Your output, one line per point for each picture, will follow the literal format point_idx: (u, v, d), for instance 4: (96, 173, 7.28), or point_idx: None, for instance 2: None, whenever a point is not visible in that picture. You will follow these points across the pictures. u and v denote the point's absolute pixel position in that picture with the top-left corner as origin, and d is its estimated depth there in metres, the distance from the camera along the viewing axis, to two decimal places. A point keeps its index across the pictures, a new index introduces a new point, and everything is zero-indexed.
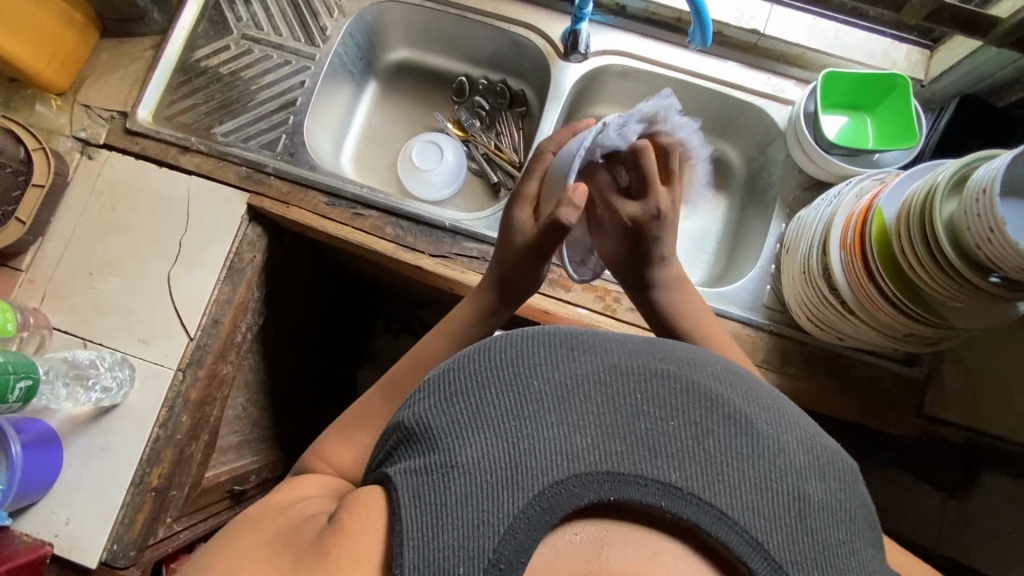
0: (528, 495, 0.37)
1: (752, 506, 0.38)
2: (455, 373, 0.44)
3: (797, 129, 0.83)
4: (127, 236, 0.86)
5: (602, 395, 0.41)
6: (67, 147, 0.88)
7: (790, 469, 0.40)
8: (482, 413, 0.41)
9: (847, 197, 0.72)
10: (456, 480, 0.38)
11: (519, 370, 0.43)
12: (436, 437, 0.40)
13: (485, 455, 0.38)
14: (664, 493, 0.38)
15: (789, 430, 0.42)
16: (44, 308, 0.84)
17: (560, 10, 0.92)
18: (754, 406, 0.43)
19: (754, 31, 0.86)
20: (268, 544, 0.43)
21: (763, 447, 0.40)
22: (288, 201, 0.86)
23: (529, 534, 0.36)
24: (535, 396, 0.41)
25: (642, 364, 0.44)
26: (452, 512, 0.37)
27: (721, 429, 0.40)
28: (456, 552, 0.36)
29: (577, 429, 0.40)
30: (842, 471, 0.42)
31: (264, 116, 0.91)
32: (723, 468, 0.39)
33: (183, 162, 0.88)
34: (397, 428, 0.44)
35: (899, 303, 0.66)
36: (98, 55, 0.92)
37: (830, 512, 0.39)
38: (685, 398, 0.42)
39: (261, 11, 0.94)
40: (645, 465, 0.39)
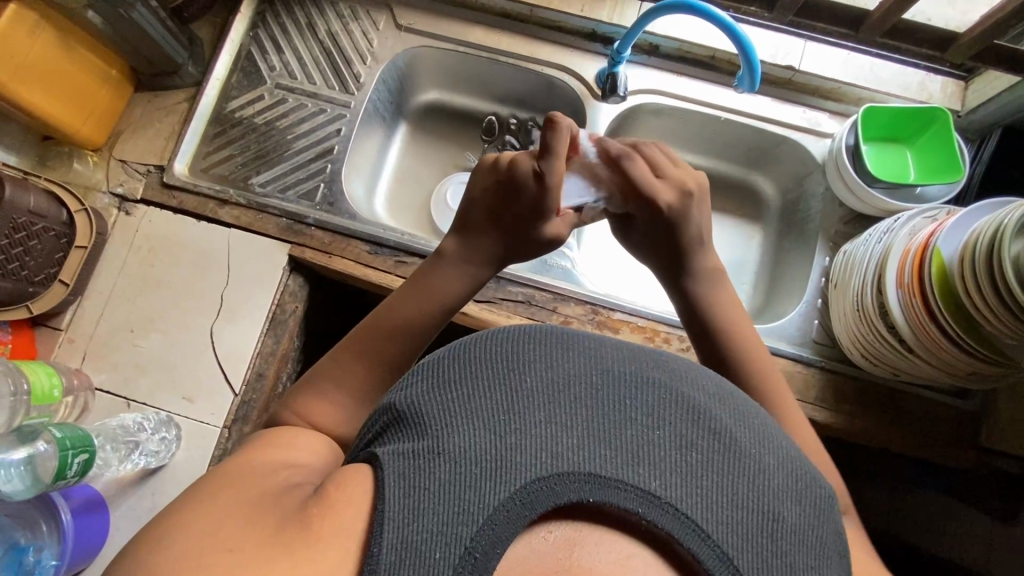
0: (509, 489, 0.36)
1: (727, 523, 0.37)
2: (453, 364, 0.43)
3: (838, 163, 0.83)
4: (167, 291, 0.85)
5: (592, 396, 0.41)
6: (104, 204, 0.87)
7: (767, 490, 0.39)
8: (473, 404, 0.40)
9: (900, 233, 0.72)
10: (440, 465, 0.37)
11: (513, 365, 0.42)
12: (426, 422, 0.40)
13: (472, 445, 0.37)
14: (641, 500, 0.37)
15: (771, 452, 0.41)
16: (85, 368, 0.82)
17: (593, 52, 0.93)
18: (741, 426, 0.42)
19: (789, 67, 0.86)
20: (247, 507, 0.39)
21: (745, 466, 0.39)
22: (330, 251, 0.86)
23: (505, 528, 0.35)
24: (526, 393, 0.40)
25: (636, 370, 0.43)
26: (431, 500, 0.36)
27: (705, 442, 0.40)
28: (434, 538, 0.34)
29: (565, 428, 0.39)
30: (822, 500, 0.41)
31: (302, 165, 0.90)
32: (702, 481, 0.38)
33: (221, 215, 0.87)
34: (388, 410, 0.43)
35: (963, 343, 0.65)
36: (132, 109, 0.92)
37: (802, 536, 0.38)
38: (672, 407, 0.41)
39: (294, 60, 0.94)
40: (625, 470, 0.37)
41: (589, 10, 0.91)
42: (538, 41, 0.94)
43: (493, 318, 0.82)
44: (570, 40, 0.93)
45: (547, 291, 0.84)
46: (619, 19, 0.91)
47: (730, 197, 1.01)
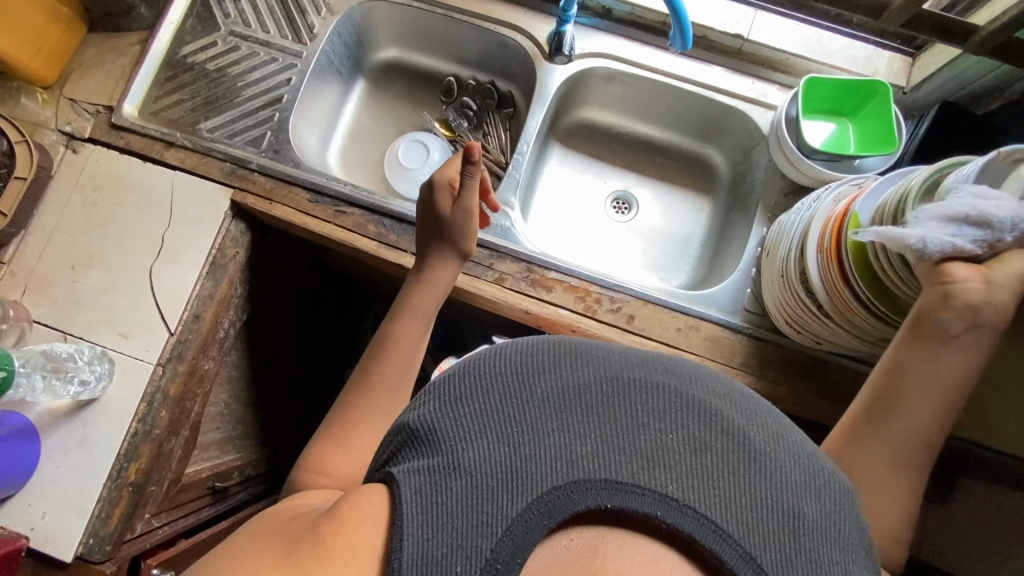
0: (527, 498, 0.38)
1: (748, 522, 0.38)
2: (463, 378, 0.45)
3: (778, 135, 0.84)
4: (109, 230, 0.86)
5: (602, 404, 0.42)
6: (52, 140, 0.88)
7: (787, 487, 0.40)
8: (485, 418, 0.42)
9: (826, 201, 0.73)
10: (458, 479, 0.39)
11: (523, 377, 0.44)
12: (441, 438, 0.42)
13: (487, 458, 0.40)
14: (660, 504, 0.38)
15: (788, 450, 0.42)
16: (25, 300, 0.83)
17: (546, 12, 0.92)
18: (753, 424, 0.43)
19: (738, 36, 0.87)
20: (269, 538, 0.46)
21: (761, 465, 0.40)
22: (271, 198, 0.86)
23: (526, 537, 0.37)
24: (538, 404, 0.42)
25: (644, 376, 0.45)
26: (452, 513, 0.38)
27: (719, 444, 0.41)
28: (455, 550, 0.37)
29: (577, 437, 0.40)
30: (839, 493, 0.42)
31: (250, 112, 0.91)
32: (719, 482, 0.39)
33: (167, 158, 0.88)
34: (403, 430, 0.45)
35: (876, 310, 0.66)
36: (85, 49, 0.92)
37: (825, 532, 0.39)
38: (682, 413, 0.42)
39: (249, 8, 0.94)
40: (642, 475, 0.39)
41: None
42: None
43: None
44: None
45: (483, 247, 0.85)
46: None
47: (682, 169, 1.03)
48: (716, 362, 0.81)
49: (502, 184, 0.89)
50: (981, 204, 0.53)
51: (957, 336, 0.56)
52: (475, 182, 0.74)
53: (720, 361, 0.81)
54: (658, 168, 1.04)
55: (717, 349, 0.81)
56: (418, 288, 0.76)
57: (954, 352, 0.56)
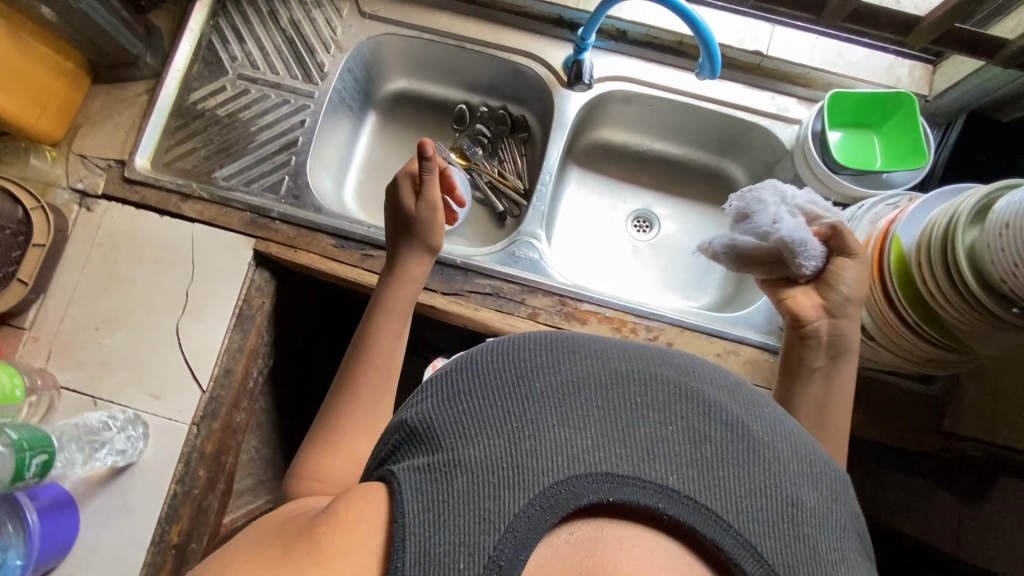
0: (529, 494, 0.35)
1: (749, 512, 0.36)
2: (460, 374, 0.43)
3: (804, 150, 0.84)
4: (131, 288, 0.84)
5: (602, 397, 0.40)
6: (64, 199, 0.86)
7: (786, 476, 0.38)
8: (484, 412, 0.40)
9: (862, 220, 0.73)
10: (458, 476, 0.36)
11: (520, 371, 0.42)
12: (438, 435, 0.39)
13: (487, 454, 0.37)
14: (662, 495, 0.37)
15: (785, 440, 0.41)
16: (50, 367, 0.82)
17: (560, 37, 0.90)
18: (751, 413, 0.42)
19: (757, 52, 0.86)
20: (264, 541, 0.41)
21: (761, 455, 0.39)
22: (295, 245, 0.85)
23: (529, 534, 0.35)
24: (537, 398, 0.40)
25: (643, 368, 0.43)
26: (452, 509, 0.35)
27: (719, 434, 0.39)
28: (456, 548, 0.34)
29: (578, 430, 0.38)
30: (835, 481, 0.41)
31: (266, 158, 0.89)
32: (721, 473, 0.38)
33: (185, 210, 0.86)
34: (399, 427, 0.43)
35: (921, 329, 0.66)
36: (91, 102, 0.89)
37: (824, 521, 0.38)
38: (682, 403, 0.41)
39: (256, 49, 0.92)
40: (643, 468, 0.37)
41: None
42: (505, 27, 0.91)
43: (461, 312, 0.82)
44: (536, 25, 0.91)
45: (514, 283, 0.84)
46: (585, 4, 0.88)
47: (701, 184, 1.02)
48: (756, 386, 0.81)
49: (527, 216, 0.88)
50: (774, 228, 0.69)
51: (820, 367, 0.67)
52: (435, 177, 0.72)
53: (761, 384, 0.80)
54: (678, 185, 1.03)
55: (759, 373, 0.81)
56: (393, 285, 0.73)
57: (821, 383, 0.66)
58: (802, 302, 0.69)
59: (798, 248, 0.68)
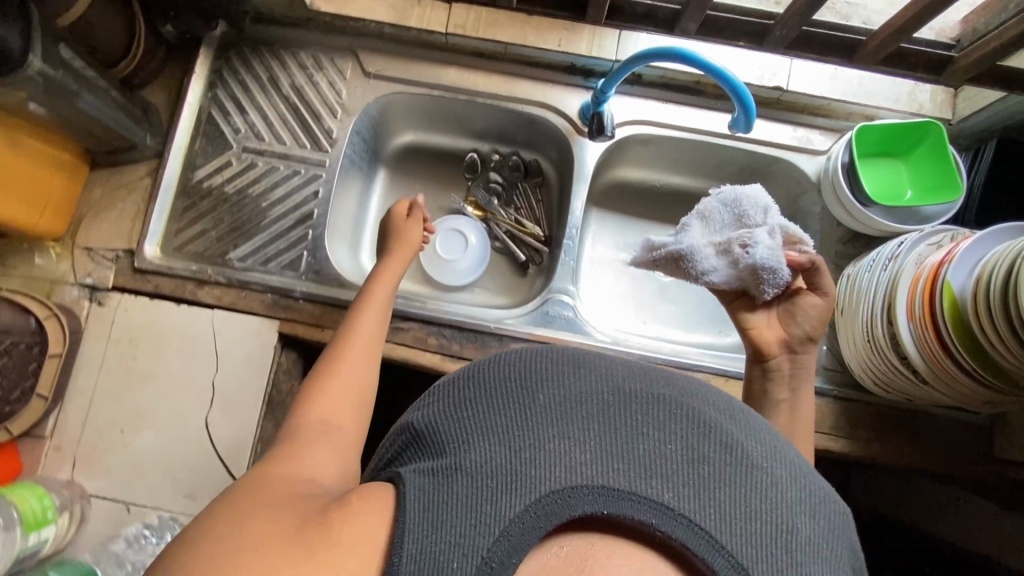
0: (525, 501, 0.37)
1: (741, 534, 0.37)
2: (472, 385, 0.45)
3: (834, 184, 0.82)
4: (154, 384, 0.80)
5: (603, 412, 0.42)
6: (74, 296, 0.82)
7: (782, 503, 0.39)
8: (488, 421, 0.41)
9: (907, 261, 0.72)
10: (459, 479, 0.38)
11: (526, 386, 0.44)
12: (445, 441, 0.41)
13: (488, 459, 0.39)
14: (654, 512, 0.38)
15: (785, 468, 0.42)
16: (77, 476, 0.78)
17: (573, 84, 0.88)
18: (753, 440, 0.43)
19: (777, 88, 0.84)
20: (276, 505, 0.40)
21: (756, 480, 0.40)
22: (322, 325, 0.82)
23: (522, 538, 0.36)
24: (539, 410, 0.42)
25: (646, 388, 0.44)
26: (450, 510, 0.36)
27: (717, 455, 0.40)
28: (451, 548, 0.35)
29: (577, 443, 0.40)
30: (835, 515, 0.41)
31: (281, 234, 0.86)
32: (715, 494, 0.39)
33: (202, 296, 0.83)
34: (410, 433, 0.45)
35: (979, 375, 0.65)
36: (91, 190, 0.85)
37: (815, 548, 0.38)
38: (682, 423, 0.42)
39: (259, 119, 0.88)
40: (638, 483, 0.39)
41: (566, 44, 0.85)
42: (517, 78, 0.88)
43: None
44: (548, 74, 0.88)
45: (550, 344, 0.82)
46: (599, 51, 0.85)
47: None
48: None
49: (557, 272, 0.87)
50: (744, 254, 0.68)
51: (782, 400, 0.67)
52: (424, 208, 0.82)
53: None
54: None
55: None
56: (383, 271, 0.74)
57: (786, 415, 0.66)
58: (766, 334, 0.68)
59: (765, 273, 0.67)
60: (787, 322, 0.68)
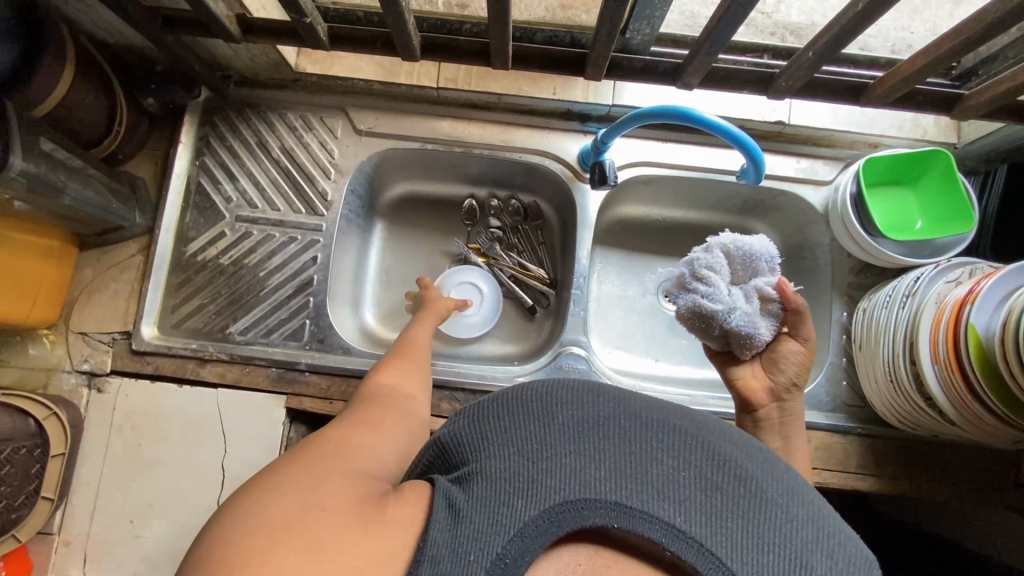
0: (539, 507, 0.38)
1: (751, 563, 0.39)
2: (495, 399, 0.47)
3: (843, 217, 0.81)
4: (160, 470, 0.78)
5: (621, 433, 0.43)
6: (72, 384, 0.79)
7: (794, 539, 0.40)
8: (511, 432, 0.43)
9: (927, 299, 0.70)
10: (480, 484, 0.40)
11: (548, 403, 0.45)
12: (468, 453, 0.43)
13: (508, 468, 0.40)
14: (666, 533, 0.39)
15: (803, 506, 0.42)
16: (88, 572, 0.76)
17: (571, 130, 0.86)
18: (768, 476, 0.44)
19: (779, 123, 0.82)
20: (338, 475, 0.42)
21: (769, 513, 0.41)
22: (330, 396, 0.80)
23: (534, 540, 0.38)
24: (559, 425, 0.43)
25: (665, 416, 0.46)
26: (469, 510, 0.39)
27: (730, 486, 0.42)
28: (469, 543, 0.37)
29: (594, 459, 0.41)
30: (858, 559, 0.41)
31: (282, 303, 0.83)
32: (726, 523, 0.40)
33: (205, 375, 0.80)
34: (437, 446, 0.47)
35: (1009, 420, 0.63)
36: (82, 271, 0.83)
37: None
38: (699, 454, 0.43)
39: (250, 185, 0.86)
40: (651, 504, 0.40)
41: (561, 91, 0.83)
42: (512, 126, 0.86)
43: None
44: (543, 120, 0.86)
45: None
46: (595, 96, 0.83)
47: None
48: (833, 471, 0.78)
49: (568, 323, 0.85)
50: (725, 311, 0.63)
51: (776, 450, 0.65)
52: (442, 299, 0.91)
53: (836, 468, 0.78)
54: None
55: (831, 457, 0.78)
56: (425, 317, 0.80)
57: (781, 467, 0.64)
58: (753, 385, 0.66)
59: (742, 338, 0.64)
60: (771, 371, 0.66)
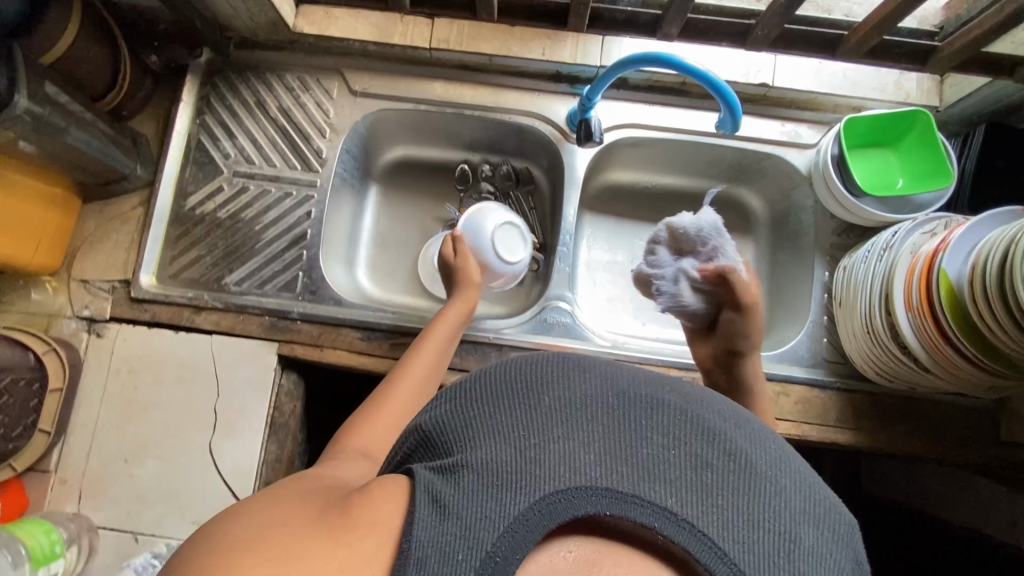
0: (529, 498, 0.36)
1: (745, 541, 0.37)
2: (476, 387, 0.45)
3: (825, 177, 0.82)
4: (155, 412, 0.80)
5: (607, 416, 0.41)
6: (72, 329, 0.82)
7: (785, 511, 0.39)
8: (497, 421, 0.41)
9: (902, 249, 0.71)
10: (466, 477, 0.37)
11: (532, 387, 0.43)
12: (451, 443, 0.41)
13: (494, 457, 0.38)
14: (657, 516, 0.37)
15: (789, 476, 0.41)
16: (83, 508, 0.78)
17: (560, 92, 0.88)
18: (755, 448, 0.42)
19: (763, 85, 0.84)
20: (309, 502, 0.40)
21: (759, 487, 0.39)
22: (321, 344, 0.82)
23: (525, 535, 0.35)
24: (545, 410, 0.41)
25: (650, 394, 0.44)
26: (457, 504, 0.36)
27: (720, 462, 0.40)
28: (457, 540, 0.34)
29: (582, 444, 0.39)
30: (839, 526, 0.41)
31: (276, 256, 0.86)
32: (717, 500, 0.38)
33: (200, 322, 0.83)
34: (416, 435, 0.45)
35: (980, 362, 0.64)
36: (85, 222, 0.86)
37: (821, 560, 0.38)
38: (686, 429, 0.42)
39: (249, 143, 0.89)
40: (642, 487, 0.38)
41: (550, 52, 0.85)
42: (503, 88, 0.89)
43: None
44: (533, 82, 0.88)
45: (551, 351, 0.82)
46: (584, 58, 0.85)
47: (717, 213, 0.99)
48: (812, 425, 0.79)
49: (554, 279, 0.87)
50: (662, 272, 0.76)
51: None
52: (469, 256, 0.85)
53: (816, 421, 0.79)
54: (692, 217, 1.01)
55: (810, 410, 0.79)
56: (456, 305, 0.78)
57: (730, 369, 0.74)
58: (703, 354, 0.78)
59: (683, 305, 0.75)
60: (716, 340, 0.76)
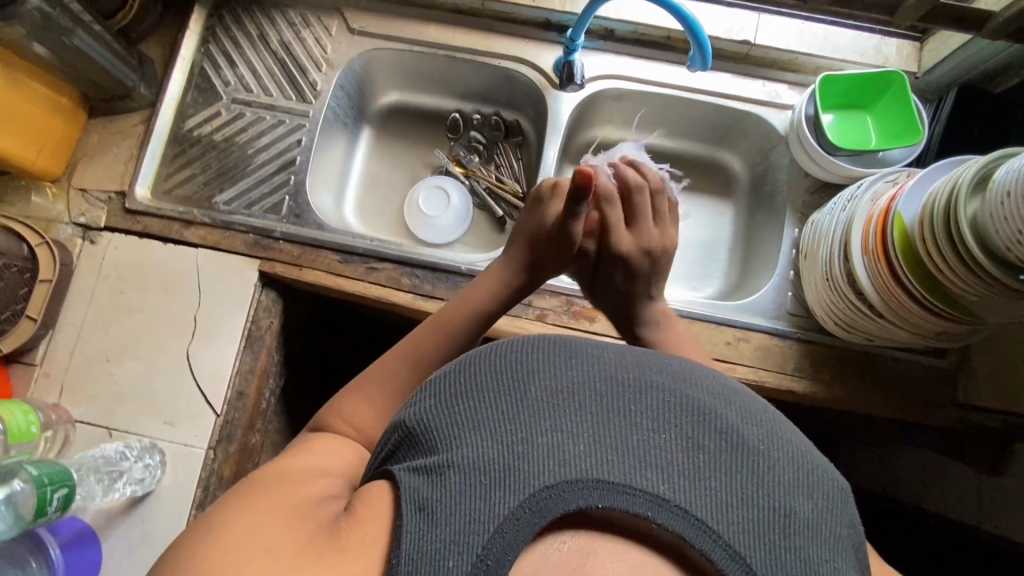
0: (519, 496, 0.36)
1: (737, 521, 0.37)
2: (460, 378, 0.44)
3: (798, 133, 0.84)
4: (138, 316, 0.84)
5: (596, 403, 0.41)
6: (67, 234, 0.86)
7: (777, 487, 0.39)
8: (482, 416, 0.40)
9: (862, 199, 0.73)
10: (453, 478, 0.37)
11: (518, 377, 0.42)
12: (437, 438, 0.40)
13: (482, 455, 0.38)
14: (649, 502, 0.37)
15: (780, 447, 0.41)
16: (63, 401, 0.81)
17: (549, 40, 0.92)
18: (744, 422, 0.42)
19: (745, 42, 0.87)
20: (289, 512, 0.40)
21: (752, 466, 0.39)
22: (300, 263, 0.85)
23: (517, 537, 0.35)
24: (532, 402, 0.40)
25: (638, 375, 0.43)
26: (448, 509, 0.36)
27: (710, 443, 0.40)
28: (449, 545, 0.35)
29: (572, 436, 0.39)
30: (832, 492, 0.41)
31: (265, 179, 0.90)
32: (710, 483, 0.38)
33: (187, 236, 0.86)
34: (399, 428, 0.44)
35: (927, 302, 0.66)
36: (88, 136, 0.90)
37: (815, 531, 0.38)
38: (675, 412, 0.41)
39: (248, 72, 0.93)
40: (634, 475, 0.38)
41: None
42: (494, 33, 0.92)
43: None
44: (523, 30, 0.92)
45: None
46: (571, 6, 0.89)
47: (698, 173, 1.01)
48: (769, 371, 0.81)
49: None
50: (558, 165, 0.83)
51: None
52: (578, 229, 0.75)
53: (774, 369, 0.81)
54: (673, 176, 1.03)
55: (768, 358, 0.81)
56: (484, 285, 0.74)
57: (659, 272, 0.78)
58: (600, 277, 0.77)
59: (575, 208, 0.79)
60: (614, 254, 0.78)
